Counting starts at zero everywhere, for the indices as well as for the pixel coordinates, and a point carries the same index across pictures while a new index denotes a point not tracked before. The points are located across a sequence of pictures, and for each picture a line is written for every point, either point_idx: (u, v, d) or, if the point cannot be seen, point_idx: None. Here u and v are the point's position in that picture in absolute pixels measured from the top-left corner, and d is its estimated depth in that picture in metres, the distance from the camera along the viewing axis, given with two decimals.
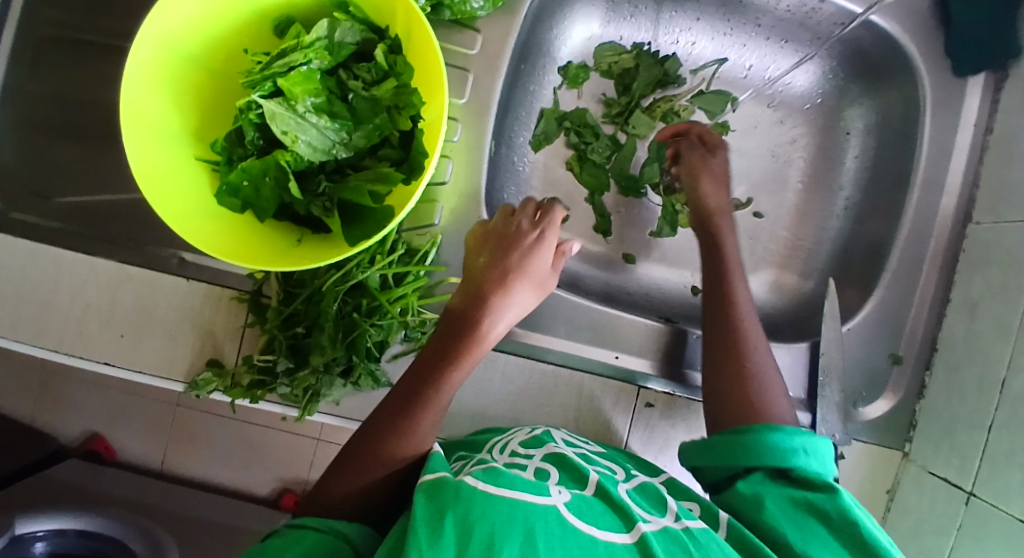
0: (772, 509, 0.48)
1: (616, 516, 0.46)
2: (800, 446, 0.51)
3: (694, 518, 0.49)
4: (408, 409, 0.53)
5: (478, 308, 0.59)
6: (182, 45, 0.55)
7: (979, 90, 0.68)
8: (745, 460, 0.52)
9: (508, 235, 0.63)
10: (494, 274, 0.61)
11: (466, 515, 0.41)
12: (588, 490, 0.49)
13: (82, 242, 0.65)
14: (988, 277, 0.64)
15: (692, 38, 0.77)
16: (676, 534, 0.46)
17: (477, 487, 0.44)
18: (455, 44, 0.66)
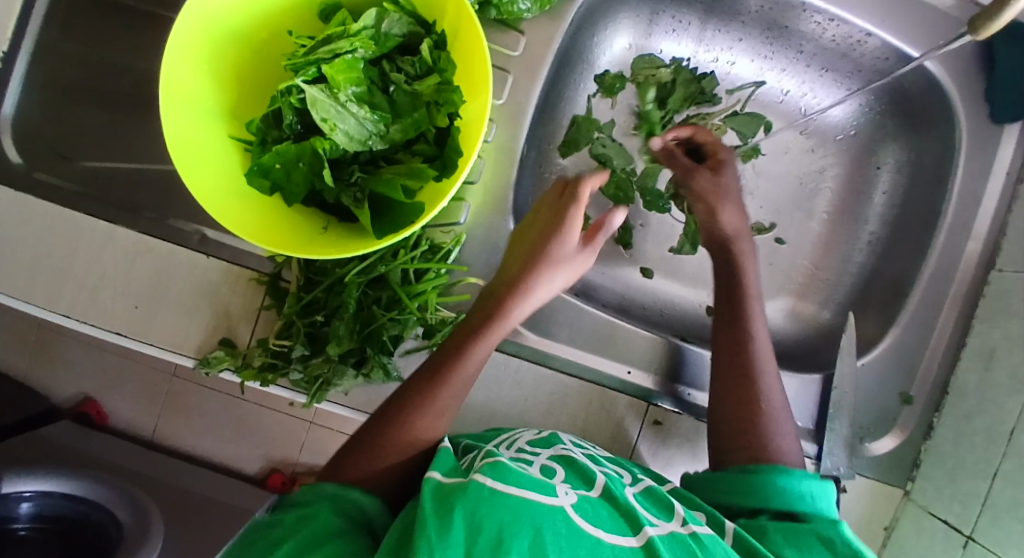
0: (775, 537, 0.50)
1: (622, 520, 0.47)
2: (806, 489, 0.54)
3: (701, 524, 0.49)
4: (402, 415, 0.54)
5: (479, 316, 0.59)
6: (227, 21, 0.54)
7: (1014, 140, 0.68)
8: (753, 499, 0.54)
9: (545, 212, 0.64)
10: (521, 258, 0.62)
11: (473, 510, 0.42)
12: (595, 491, 0.50)
13: (106, 208, 0.65)
14: (1007, 327, 0.64)
15: (732, 57, 0.77)
16: (682, 538, 0.46)
17: (485, 483, 0.44)
18: (498, 44, 0.66)
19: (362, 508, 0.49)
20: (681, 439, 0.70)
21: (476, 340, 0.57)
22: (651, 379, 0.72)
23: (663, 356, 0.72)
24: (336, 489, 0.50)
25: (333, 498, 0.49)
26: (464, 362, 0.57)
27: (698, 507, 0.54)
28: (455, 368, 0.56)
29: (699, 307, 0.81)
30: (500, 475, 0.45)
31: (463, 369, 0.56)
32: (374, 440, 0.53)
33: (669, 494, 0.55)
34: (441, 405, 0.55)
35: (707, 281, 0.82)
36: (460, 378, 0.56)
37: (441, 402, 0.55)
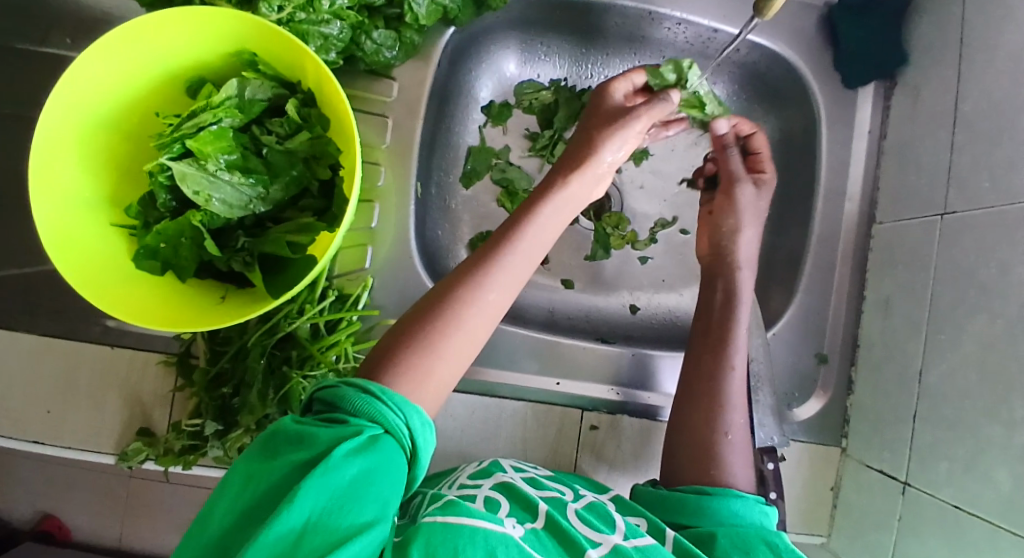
0: (724, 544, 0.52)
1: (563, 548, 0.49)
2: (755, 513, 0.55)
3: (642, 535, 0.52)
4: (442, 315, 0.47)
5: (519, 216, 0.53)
6: (89, 110, 0.55)
7: (870, 99, 0.73)
8: (703, 520, 0.54)
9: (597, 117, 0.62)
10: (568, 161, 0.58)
11: (428, 541, 0.43)
12: (539, 522, 0.51)
13: (2, 316, 0.64)
14: (897, 275, 0.67)
15: (606, 72, 0.81)
16: (624, 552, 0.49)
17: (437, 518, 0.46)
18: (373, 93, 0.68)
19: (404, 426, 0.42)
20: (620, 439, 0.72)
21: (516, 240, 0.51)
22: (609, 387, 0.73)
23: (597, 366, 0.73)
24: (379, 395, 0.42)
25: (374, 409, 0.42)
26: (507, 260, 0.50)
27: (638, 512, 0.56)
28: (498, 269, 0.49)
29: (623, 308, 0.83)
30: (451, 510, 0.48)
31: (507, 268, 0.50)
32: (412, 339, 0.46)
33: (610, 506, 0.56)
34: (485, 303, 0.48)
35: (627, 282, 0.83)
36: (502, 279, 0.49)
37: (481, 309, 0.48)
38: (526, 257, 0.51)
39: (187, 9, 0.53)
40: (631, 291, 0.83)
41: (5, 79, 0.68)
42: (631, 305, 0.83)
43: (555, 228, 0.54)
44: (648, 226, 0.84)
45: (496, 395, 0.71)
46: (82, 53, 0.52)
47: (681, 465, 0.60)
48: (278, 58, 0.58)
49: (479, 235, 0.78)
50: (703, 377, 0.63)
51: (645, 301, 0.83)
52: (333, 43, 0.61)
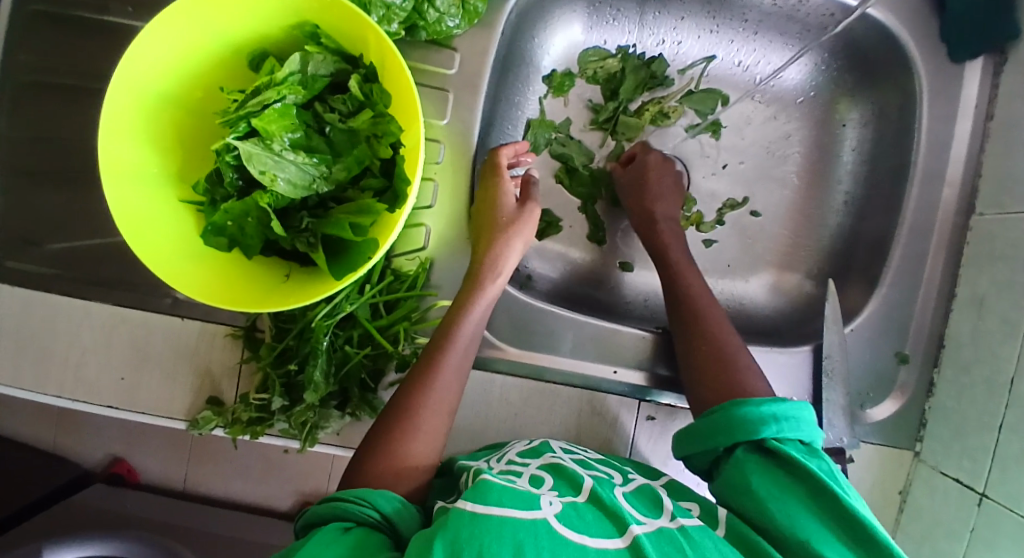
0: (755, 483, 0.48)
1: (609, 521, 0.46)
2: (773, 418, 0.50)
3: (692, 517, 0.48)
4: (387, 435, 0.52)
5: (452, 313, 0.58)
6: (156, 87, 0.55)
7: (977, 75, 0.65)
8: (731, 440, 0.51)
9: (489, 189, 0.66)
10: (480, 238, 0.63)
11: (452, 539, 0.41)
12: (582, 496, 0.49)
13: (76, 286, 0.66)
14: (995, 273, 0.62)
15: (678, 37, 0.76)
16: (670, 534, 0.45)
17: (466, 508, 0.44)
18: (432, 64, 0.65)
19: (371, 510, 0.46)
20: (677, 430, 0.70)
21: (451, 339, 0.56)
22: (665, 378, 0.71)
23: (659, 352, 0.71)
24: (341, 496, 0.47)
25: (338, 508, 0.46)
26: (446, 364, 0.55)
27: (692, 498, 0.52)
28: (436, 379, 0.54)
29: None
30: (480, 496, 0.45)
31: (454, 353, 0.56)
32: (370, 451, 0.51)
33: (662, 491, 0.53)
34: (442, 390, 0.54)
35: None
36: (442, 390, 0.54)
37: (429, 422, 0.53)
38: (461, 366, 0.56)
39: None
40: None
41: (69, 49, 0.69)
42: None
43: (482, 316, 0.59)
44: (716, 207, 0.77)
45: (546, 381, 0.69)
46: (145, 27, 0.52)
47: None
48: (340, 30, 0.56)
49: None
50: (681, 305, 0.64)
51: None
52: (395, 12, 0.59)
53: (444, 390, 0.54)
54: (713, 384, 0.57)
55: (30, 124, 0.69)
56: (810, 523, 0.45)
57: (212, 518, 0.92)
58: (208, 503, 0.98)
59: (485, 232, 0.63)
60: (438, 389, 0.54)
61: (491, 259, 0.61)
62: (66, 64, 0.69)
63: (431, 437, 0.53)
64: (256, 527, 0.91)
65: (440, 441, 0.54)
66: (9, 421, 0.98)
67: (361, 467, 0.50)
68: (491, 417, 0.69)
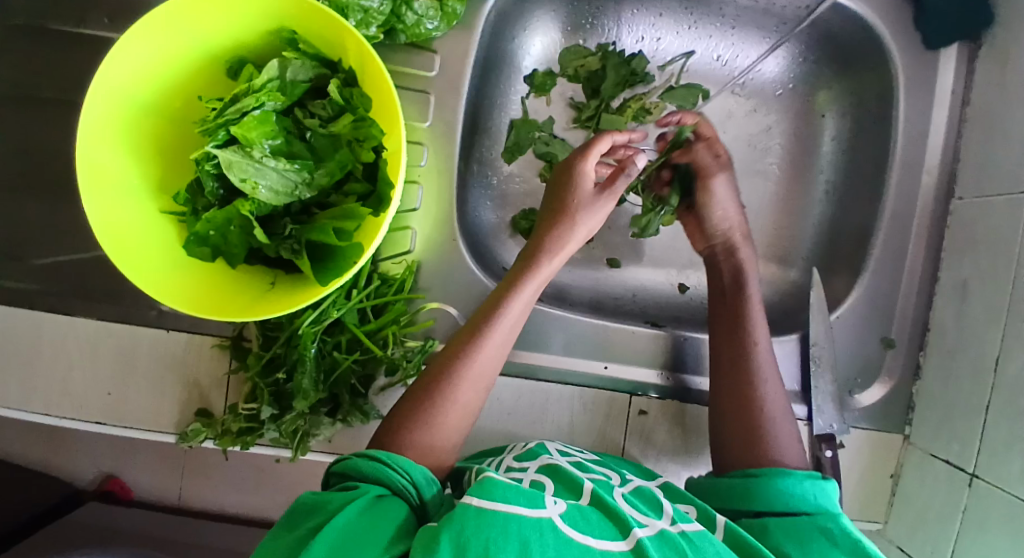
0: (778, 538, 0.48)
1: (612, 523, 0.46)
2: (809, 490, 0.51)
3: (691, 521, 0.48)
4: (423, 406, 0.51)
5: (501, 292, 0.57)
6: (133, 96, 0.54)
7: (952, 62, 0.66)
8: (753, 505, 0.51)
9: (569, 167, 0.63)
10: (544, 221, 0.61)
11: (459, 533, 0.41)
12: (584, 500, 0.49)
13: (59, 301, 0.65)
14: (975, 256, 0.63)
15: (657, 33, 0.76)
16: (671, 538, 0.45)
17: (472, 503, 0.43)
18: (414, 67, 0.65)
19: (409, 484, 0.47)
20: (670, 424, 0.70)
21: (500, 313, 0.55)
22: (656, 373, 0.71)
23: (652, 347, 0.72)
24: (384, 459, 0.47)
25: (378, 471, 0.46)
26: (490, 341, 0.54)
27: (689, 501, 0.53)
28: (478, 352, 0.54)
29: (672, 287, 0.80)
30: (487, 492, 0.45)
31: (501, 328, 0.55)
32: (409, 417, 0.51)
33: (658, 491, 0.54)
34: (481, 364, 0.54)
35: (675, 260, 0.80)
36: (482, 366, 0.54)
37: (466, 394, 0.53)
38: (503, 341, 0.55)
39: None
40: (681, 270, 0.80)
41: (42, 61, 0.68)
42: (680, 284, 0.80)
43: (531, 297, 0.58)
44: None
45: (535, 379, 0.69)
46: (121, 35, 0.51)
47: (728, 445, 0.57)
48: (318, 35, 0.56)
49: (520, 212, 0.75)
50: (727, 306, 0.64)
51: (694, 280, 0.80)
52: (373, 16, 0.58)
53: (482, 364, 0.54)
54: (724, 375, 0.61)
55: (6, 137, 0.69)
56: None
57: (206, 531, 0.91)
58: (202, 515, 0.97)
59: (554, 215, 0.61)
60: (480, 361, 0.54)
61: (554, 243, 0.59)
62: (40, 76, 0.68)
63: (465, 408, 0.53)
64: (252, 536, 0.91)
65: (473, 414, 0.54)
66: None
67: (397, 433, 0.51)
68: (484, 417, 0.69)
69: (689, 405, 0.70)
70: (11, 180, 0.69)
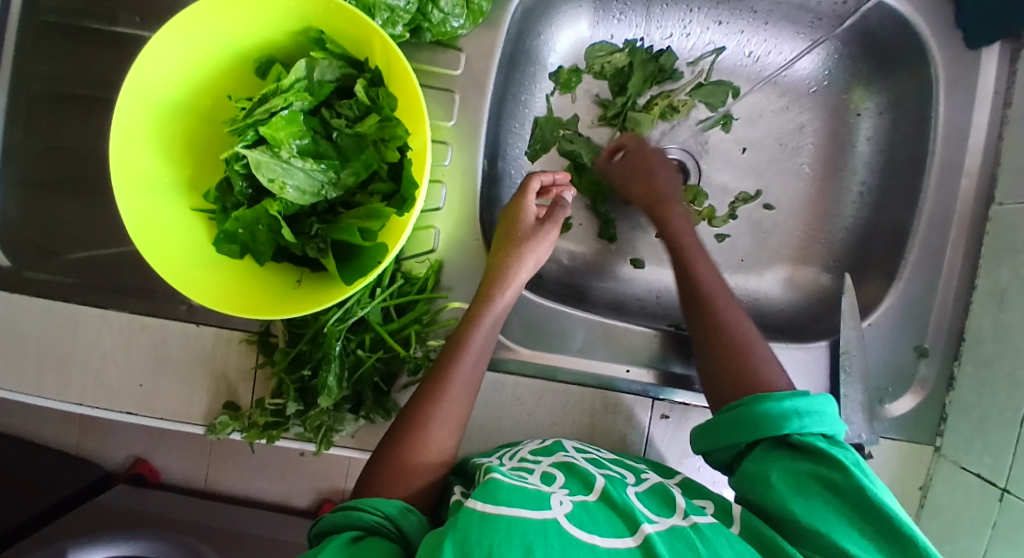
0: (771, 479, 0.48)
1: (619, 521, 0.46)
2: (796, 415, 0.50)
3: (704, 515, 0.48)
4: (395, 456, 0.51)
5: (463, 328, 0.58)
6: (164, 96, 0.55)
7: (996, 61, 0.64)
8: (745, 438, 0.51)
9: (513, 206, 0.66)
10: (498, 246, 0.63)
11: (462, 539, 0.41)
12: (593, 495, 0.49)
13: (92, 295, 0.66)
14: (1016, 263, 0.61)
15: (686, 30, 0.74)
16: (683, 532, 0.45)
17: (476, 507, 0.44)
18: (439, 66, 0.65)
19: (379, 515, 0.46)
20: (692, 428, 0.69)
21: (463, 352, 0.56)
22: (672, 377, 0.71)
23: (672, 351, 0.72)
24: (350, 507, 0.47)
25: (347, 517, 0.46)
26: (457, 378, 0.55)
27: (706, 497, 0.53)
28: (445, 394, 0.54)
29: None
30: (491, 496, 0.45)
31: (465, 366, 0.56)
32: (380, 471, 0.51)
33: (676, 489, 0.54)
34: (449, 408, 0.54)
35: None
36: (452, 404, 0.54)
37: (437, 440, 0.53)
38: (471, 381, 0.56)
39: None
40: None
41: (77, 59, 0.69)
42: None
43: (492, 332, 0.59)
44: (728, 202, 0.75)
45: (557, 380, 0.69)
46: (152, 37, 0.52)
47: None
48: (345, 34, 0.56)
49: None
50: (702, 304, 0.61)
51: None
52: (400, 14, 0.58)
53: (452, 406, 0.54)
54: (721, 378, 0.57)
55: (41, 133, 0.70)
56: (829, 519, 0.45)
57: (233, 517, 0.93)
58: (229, 502, 0.99)
59: (503, 248, 0.62)
60: (447, 403, 0.54)
61: (502, 276, 0.60)
62: (77, 75, 0.70)
63: (441, 450, 0.53)
64: (277, 523, 0.93)
65: (450, 456, 0.54)
66: (32, 425, 1.00)
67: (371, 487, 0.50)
68: (504, 417, 0.68)
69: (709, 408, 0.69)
70: (48, 176, 0.71)
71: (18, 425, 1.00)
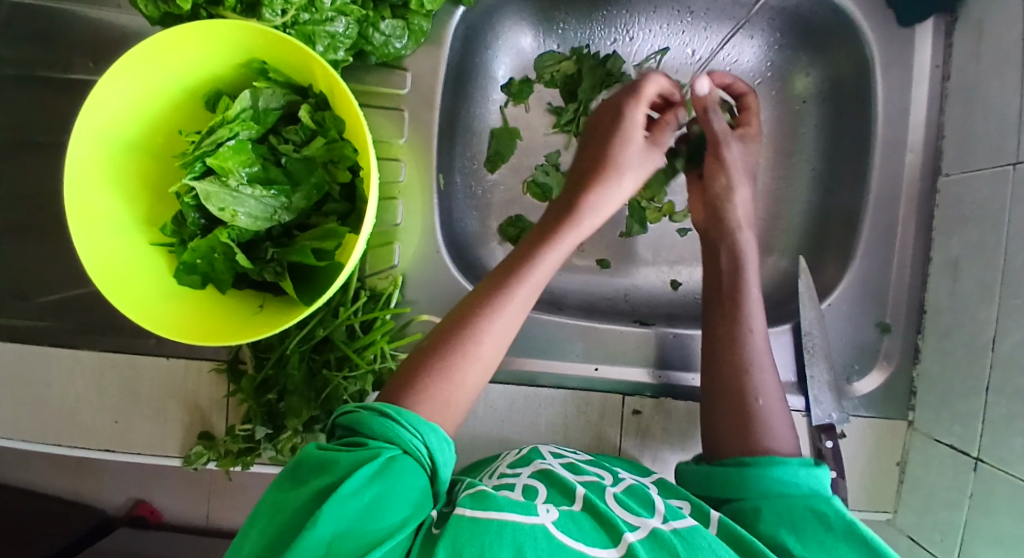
0: (771, 524, 0.48)
1: (604, 531, 0.46)
2: (804, 479, 0.50)
3: (684, 518, 0.48)
4: (446, 357, 0.50)
5: (536, 243, 0.56)
6: (113, 134, 0.56)
7: (928, 37, 0.65)
8: (746, 492, 0.50)
9: (613, 121, 0.63)
10: (587, 170, 0.62)
11: (454, 540, 0.41)
12: (577, 505, 0.49)
13: (64, 336, 0.68)
14: (964, 232, 0.61)
15: (631, 34, 0.76)
16: (663, 537, 0.45)
17: (465, 513, 0.44)
18: (386, 87, 0.67)
19: (421, 445, 0.46)
20: (666, 422, 0.70)
21: (534, 265, 0.55)
22: (647, 371, 0.71)
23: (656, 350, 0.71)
24: (397, 417, 0.46)
25: (390, 431, 0.45)
26: (517, 295, 0.53)
27: (683, 497, 0.53)
28: (506, 306, 0.52)
29: (663, 285, 0.80)
30: (480, 503, 0.45)
31: (530, 284, 0.54)
32: (432, 364, 0.50)
33: (653, 489, 0.54)
34: (505, 319, 0.52)
35: (667, 256, 0.80)
36: (498, 331, 0.52)
37: (473, 371, 0.51)
38: (531, 295, 0.54)
39: (190, 28, 0.53)
40: (672, 266, 0.80)
41: (36, 108, 0.71)
42: (672, 281, 0.80)
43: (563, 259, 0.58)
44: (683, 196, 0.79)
45: (536, 385, 0.70)
46: (99, 78, 0.53)
47: None
48: (287, 63, 0.57)
49: (507, 220, 0.76)
50: (720, 303, 0.61)
51: (686, 276, 0.80)
52: (340, 40, 0.60)
53: (510, 316, 0.53)
54: (711, 374, 0.58)
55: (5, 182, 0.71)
56: None
57: None
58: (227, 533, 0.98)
59: (594, 170, 0.61)
60: (505, 318, 0.52)
61: (568, 221, 0.58)
62: (37, 121, 0.71)
63: (485, 366, 0.51)
64: None
65: (490, 373, 0.52)
66: (24, 475, 1.00)
67: (419, 384, 0.49)
68: (479, 426, 0.69)
69: (679, 401, 0.70)
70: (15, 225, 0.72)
71: (11, 476, 1.00)
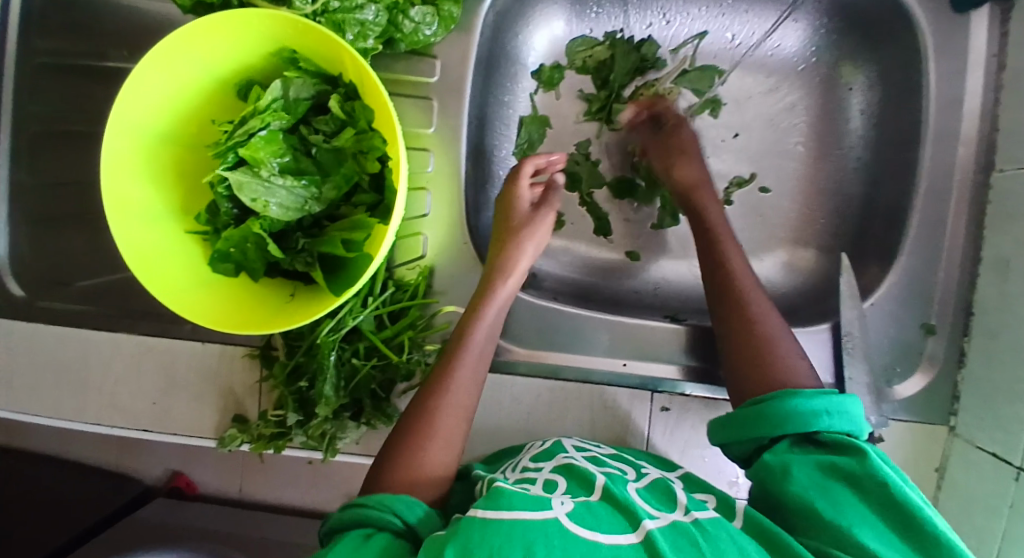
0: (800, 477, 0.46)
1: (621, 516, 0.45)
2: (824, 409, 0.48)
3: (705, 509, 0.47)
4: (407, 446, 0.52)
5: (466, 314, 0.59)
6: (149, 124, 0.57)
7: (985, 23, 0.61)
8: (770, 432, 0.49)
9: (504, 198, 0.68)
10: (497, 237, 0.66)
11: (463, 542, 0.41)
12: (595, 494, 0.49)
13: (103, 320, 0.70)
14: (1017, 231, 0.58)
15: (668, 18, 0.74)
16: (683, 528, 0.44)
17: (478, 515, 0.44)
18: (415, 74, 0.66)
19: (393, 516, 0.46)
20: (696, 419, 0.68)
21: (469, 336, 0.58)
22: (678, 368, 0.70)
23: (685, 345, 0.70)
24: (364, 504, 0.47)
25: (361, 515, 0.47)
26: (462, 368, 0.56)
27: (708, 491, 0.52)
28: (452, 382, 0.55)
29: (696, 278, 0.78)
30: (492, 503, 0.45)
31: (469, 354, 0.57)
32: (396, 455, 0.51)
33: (678, 484, 0.53)
34: (456, 394, 0.54)
35: None
36: (453, 406, 0.54)
37: (438, 451, 0.52)
38: (475, 368, 0.57)
39: (221, 18, 0.53)
40: None
41: (77, 98, 0.73)
42: None
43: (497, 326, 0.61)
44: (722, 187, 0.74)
45: (561, 378, 0.69)
46: (133, 70, 0.53)
47: None
48: (317, 53, 0.57)
49: None
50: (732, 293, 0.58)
51: None
52: (370, 28, 0.59)
53: (461, 394, 0.55)
54: (732, 365, 0.55)
55: (47, 170, 0.73)
56: (858, 516, 0.44)
57: (270, 523, 0.96)
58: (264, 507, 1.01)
59: (501, 238, 0.65)
60: (455, 391, 0.55)
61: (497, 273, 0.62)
62: (70, 110, 0.73)
63: (448, 440, 0.53)
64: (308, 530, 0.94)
65: (456, 450, 0.53)
66: (70, 448, 1.04)
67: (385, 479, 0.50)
68: (506, 417, 0.69)
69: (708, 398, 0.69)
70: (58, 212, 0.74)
71: (58, 448, 1.05)
